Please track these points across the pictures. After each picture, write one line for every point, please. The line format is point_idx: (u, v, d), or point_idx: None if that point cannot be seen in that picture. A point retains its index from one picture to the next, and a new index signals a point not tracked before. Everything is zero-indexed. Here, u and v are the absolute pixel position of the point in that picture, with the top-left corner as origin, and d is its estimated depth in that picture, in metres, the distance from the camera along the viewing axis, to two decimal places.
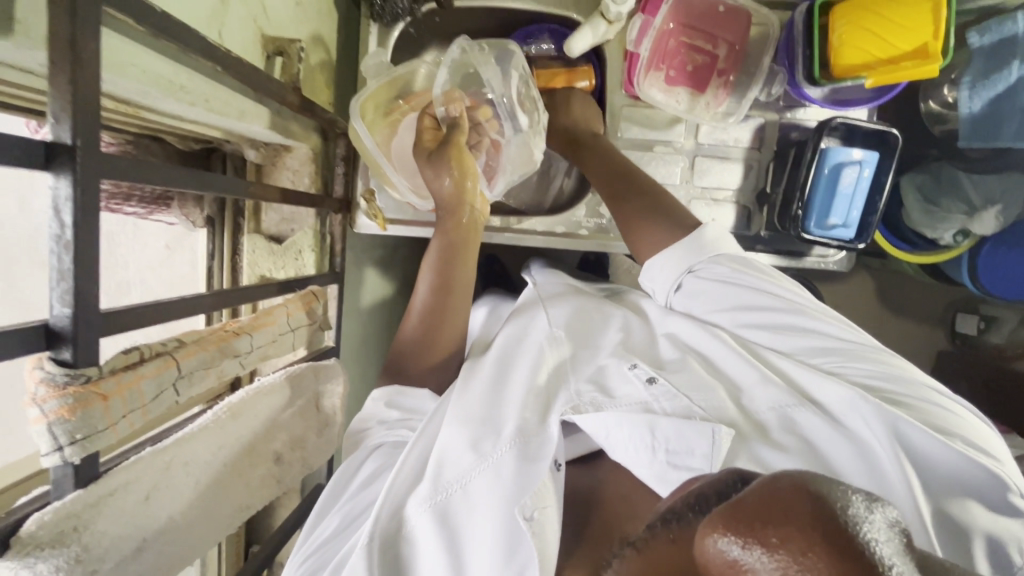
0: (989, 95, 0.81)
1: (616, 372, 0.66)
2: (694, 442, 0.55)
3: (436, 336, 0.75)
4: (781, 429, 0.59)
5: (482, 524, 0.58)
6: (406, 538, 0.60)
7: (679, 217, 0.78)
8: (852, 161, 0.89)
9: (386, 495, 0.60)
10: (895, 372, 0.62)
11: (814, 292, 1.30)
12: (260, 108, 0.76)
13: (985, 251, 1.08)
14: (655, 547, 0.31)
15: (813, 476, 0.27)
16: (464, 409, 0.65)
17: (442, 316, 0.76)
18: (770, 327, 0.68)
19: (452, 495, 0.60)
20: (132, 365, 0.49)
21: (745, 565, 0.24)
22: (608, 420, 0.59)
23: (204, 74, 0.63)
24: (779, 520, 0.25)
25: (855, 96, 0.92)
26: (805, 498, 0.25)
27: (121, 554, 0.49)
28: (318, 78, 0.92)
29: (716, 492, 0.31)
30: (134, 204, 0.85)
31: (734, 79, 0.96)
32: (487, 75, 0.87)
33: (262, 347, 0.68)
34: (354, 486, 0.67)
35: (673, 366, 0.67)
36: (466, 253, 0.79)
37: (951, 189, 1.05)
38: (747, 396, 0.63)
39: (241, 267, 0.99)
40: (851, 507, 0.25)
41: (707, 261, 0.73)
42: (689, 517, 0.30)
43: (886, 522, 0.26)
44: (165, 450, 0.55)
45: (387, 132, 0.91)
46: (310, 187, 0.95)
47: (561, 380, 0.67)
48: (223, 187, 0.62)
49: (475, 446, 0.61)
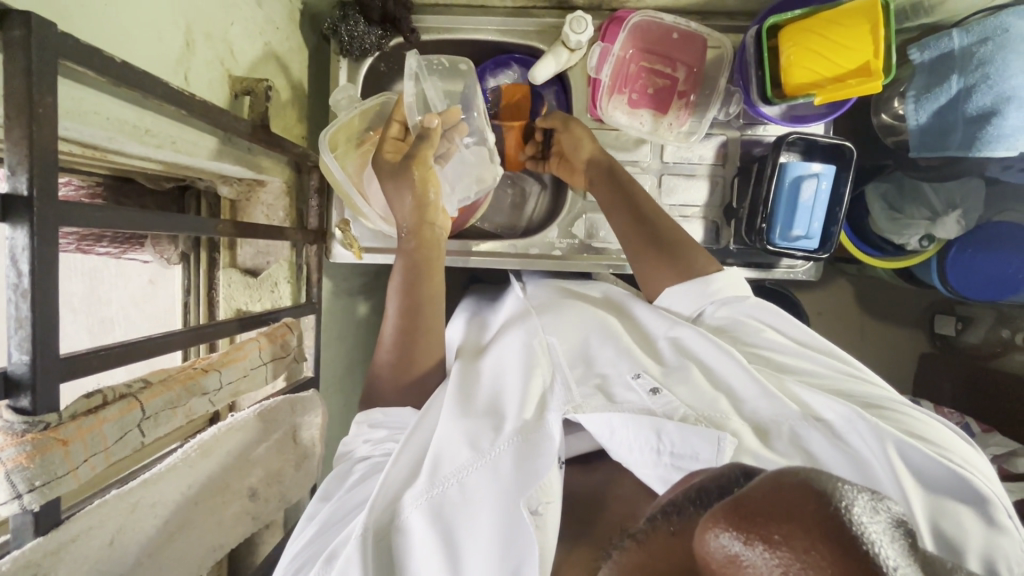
0: (932, 108, 0.85)
1: (618, 378, 0.64)
2: (698, 447, 0.54)
3: (412, 358, 0.75)
4: (785, 438, 0.59)
5: (480, 522, 0.55)
6: (400, 530, 0.57)
7: (691, 266, 0.83)
8: (811, 174, 0.91)
9: (380, 488, 0.59)
10: (891, 396, 0.65)
11: (790, 301, 1.33)
12: (230, 146, 0.77)
13: (953, 254, 1.10)
14: (655, 538, 0.32)
15: (815, 473, 0.28)
16: (461, 408, 0.63)
17: (417, 337, 0.76)
18: (775, 358, 0.73)
19: (449, 490, 0.57)
20: (94, 410, 0.50)
21: (745, 560, 0.26)
22: (614, 420, 0.58)
23: (171, 117, 0.65)
24: (780, 517, 0.26)
25: (811, 112, 0.95)
26: (808, 496, 0.27)
27: None
28: (290, 115, 0.94)
29: (718, 487, 0.32)
30: (106, 244, 0.86)
31: (694, 100, 0.99)
32: (436, 101, 0.90)
33: (233, 382, 0.68)
34: (351, 479, 0.69)
35: (671, 371, 0.67)
36: (430, 269, 0.80)
37: (913, 196, 1.10)
38: (748, 403, 0.62)
39: (218, 302, 0.99)
40: (853, 504, 0.26)
41: (718, 302, 0.80)
42: (690, 510, 0.32)
43: (888, 520, 0.27)
44: (131, 492, 0.56)
45: (359, 161, 0.94)
46: (285, 220, 0.96)
47: (558, 376, 0.66)
48: (182, 224, 0.63)
49: (472, 443, 0.59)
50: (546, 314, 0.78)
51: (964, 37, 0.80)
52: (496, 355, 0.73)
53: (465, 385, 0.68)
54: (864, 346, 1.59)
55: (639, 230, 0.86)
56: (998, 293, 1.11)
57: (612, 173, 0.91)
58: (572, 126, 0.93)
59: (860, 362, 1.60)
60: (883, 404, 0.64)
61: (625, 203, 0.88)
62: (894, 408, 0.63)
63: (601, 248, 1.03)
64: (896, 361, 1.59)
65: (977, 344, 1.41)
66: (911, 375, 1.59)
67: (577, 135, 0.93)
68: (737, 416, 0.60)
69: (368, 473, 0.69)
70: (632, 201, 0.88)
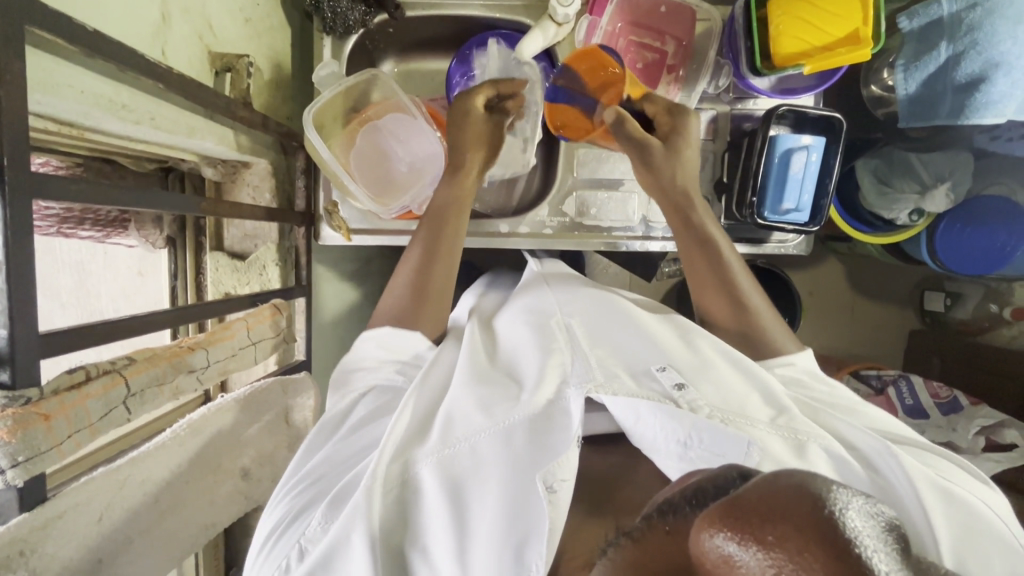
0: (922, 76, 0.84)
1: (641, 369, 0.62)
2: (726, 446, 0.54)
3: (421, 308, 0.76)
4: (813, 452, 0.56)
5: (489, 488, 0.54)
6: (409, 486, 0.56)
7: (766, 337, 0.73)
8: (801, 146, 0.92)
9: (386, 441, 0.57)
10: (920, 437, 0.63)
11: (780, 278, 1.33)
12: (212, 125, 0.76)
13: (942, 229, 1.11)
14: (650, 536, 0.32)
15: (807, 475, 0.28)
16: (478, 380, 0.64)
17: (427, 286, 0.77)
18: (803, 384, 0.69)
19: (459, 452, 0.56)
20: (77, 385, 0.49)
21: (739, 561, 0.26)
22: (640, 407, 0.57)
23: (149, 93, 0.63)
24: (776, 517, 0.26)
25: (800, 85, 0.95)
26: (803, 495, 0.27)
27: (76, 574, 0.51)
28: (273, 94, 0.92)
29: (715, 487, 0.32)
30: (89, 227, 0.85)
31: (683, 74, 0.98)
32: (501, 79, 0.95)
33: (221, 361, 0.67)
34: (354, 420, 0.66)
35: (701, 368, 0.64)
36: (454, 222, 0.82)
37: (903, 170, 1.09)
38: (782, 414, 0.60)
39: (206, 286, 0.99)
40: (846, 507, 0.26)
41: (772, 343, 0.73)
42: (686, 510, 0.31)
43: (879, 523, 0.27)
44: (118, 469, 0.56)
45: (345, 141, 0.94)
46: (271, 202, 0.95)
47: (577, 356, 0.63)
48: (159, 203, 0.63)
49: (487, 407, 0.59)
50: (562, 292, 0.77)
51: (953, 4, 0.79)
52: (512, 328, 0.74)
53: (485, 358, 0.70)
54: (855, 323, 1.60)
55: (710, 284, 0.78)
56: (985, 267, 1.12)
57: (691, 212, 0.81)
58: (646, 158, 0.82)
59: (852, 339, 1.61)
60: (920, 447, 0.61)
61: (706, 259, 0.79)
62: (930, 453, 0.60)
63: (592, 226, 1.02)
64: (886, 338, 1.61)
65: (966, 319, 1.41)
66: (900, 351, 1.60)
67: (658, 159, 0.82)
68: (765, 424, 0.57)
69: (373, 416, 0.66)
70: (716, 257, 0.79)
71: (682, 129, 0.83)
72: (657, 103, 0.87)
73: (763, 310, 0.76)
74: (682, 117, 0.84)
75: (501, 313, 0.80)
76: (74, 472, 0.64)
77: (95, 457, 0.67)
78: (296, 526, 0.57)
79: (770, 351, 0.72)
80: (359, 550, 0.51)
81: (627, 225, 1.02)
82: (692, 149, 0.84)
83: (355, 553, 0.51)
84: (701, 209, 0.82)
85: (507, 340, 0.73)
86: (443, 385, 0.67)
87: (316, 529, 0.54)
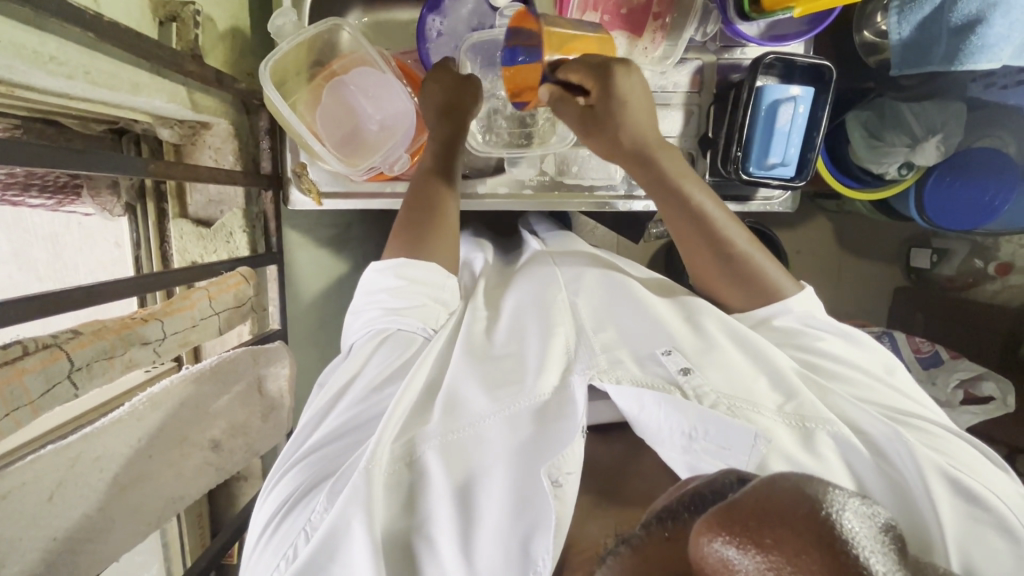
0: (916, 19, 0.80)
1: (647, 353, 0.63)
2: (734, 440, 0.53)
3: (427, 251, 0.76)
4: (823, 443, 0.56)
5: (492, 477, 0.55)
6: (412, 472, 0.56)
7: (761, 284, 0.75)
8: (789, 97, 0.87)
9: (387, 422, 0.58)
10: (934, 417, 0.63)
11: (767, 236, 1.30)
12: (159, 80, 0.70)
13: (931, 183, 1.08)
14: (649, 543, 0.34)
15: (805, 478, 0.31)
16: (482, 362, 0.66)
17: (430, 235, 0.78)
18: (814, 358, 0.69)
19: (464, 435, 0.58)
20: (12, 360, 0.47)
21: (738, 566, 0.28)
22: (644, 395, 0.57)
23: (78, 42, 0.58)
24: (774, 522, 0.28)
25: (790, 31, 0.92)
26: (800, 499, 0.29)
27: (29, 553, 0.52)
28: (229, 46, 0.86)
29: (711, 492, 0.35)
30: (36, 193, 0.80)
31: (670, 21, 0.90)
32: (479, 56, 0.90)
33: (180, 332, 0.65)
34: (364, 380, 0.65)
35: (705, 350, 0.65)
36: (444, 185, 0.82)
37: (894, 122, 1.05)
38: (790, 401, 0.60)
39: (171, 255, 0.95)
40: (842, 511, 0.29)
41: (789, 307, 0.74)
42: (685, 517, 0.34)
43: (876, 524, 0.29)
44: (68, 446, 0.57)
45: (309, 99, 0.88)
46: (235, 165, 0.90)
47: (582, 342, 0.65)
48: (94, 161, 0.59)
49: (491, 391, 0.61)
50: (567, 272, 0.78)
51: None
52: (514, 310, 0.74)
53: (483, 332, 0.72)
54: (842, 282, 1.59)
55: (698, 246, 0.78)
56: (975, 222, 1.10)
57: (657, 169, 0.78)
58: (592, 131, 0.79)
59: (839, 297, 1.60)
60: (926, 427, 0.61)
61: (674, 207, 0.78)
62: (937, 433, 0.60)
63: (573, 185, 0.98)
64: (872, 295, 1.60)
65: (950, 276, 1.43)
66: (886, 308, 1.60)
67: (597, 129, 0.78)
68: (771, 413, 0.58)
69: (388, 379, 0.65)
70: (682, 202, 0.77)
71: (614, 91, 0.76)
72: (582, 69, 0.76)
73: (752, 250, 0.77)
74: (609, 74, 0.75)
75: (507, 292, 0.80)
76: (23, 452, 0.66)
77: (51, 431, 0.69)
78: (301, 509, 0.56)
79: (766, 295, 0.75)
80: (360, 538, 0.51)
81: (610, 183, 0.99)
82: (633, 101, 0.77)
83: (357, 541, 0.51)
84: (664, 161, 0.78)
85: (507, 321, 0.73)
86: (442, 364, 0.68)
87: (318, 515, 0.54)
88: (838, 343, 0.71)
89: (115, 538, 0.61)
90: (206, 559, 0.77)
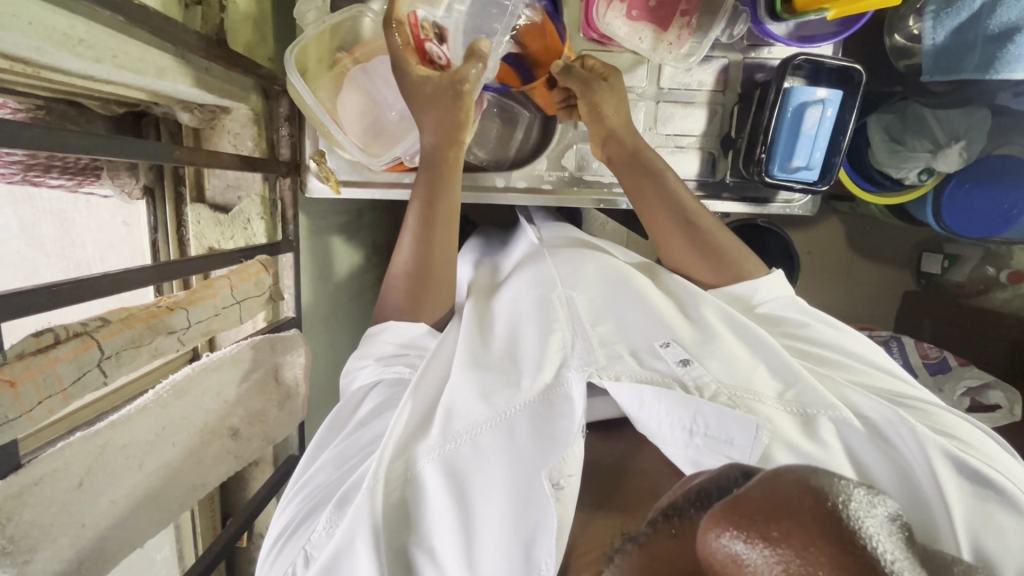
0: (953, 24, 0.79)
1: (645, 347, 0.63)
2: (733, 432, 0.54)
3: (420, 311, 0.75)
4: (827, 429, 0.57)
5: (491, 489, 0.55)
6: (413, 484, 0.57)
7: (728, 265, 0.80)
8: (816, 100, 0.86)
9: (387, 438, 0.57)
10: (926, 396, 0.64)
11: (780, 238, 1.29)
12: (184, 65, 0.70)
13: (950, 190, 1.07)
14: (656, 541, 0.33)
15: (811, 469, 0.29)
16: (478, 364, 0.65)
17: (428, 282, 0.76)
18: (813, 348, 0.70)
19: (461, 446, 0.57)
20: (44, 349, 0.48)
21: (747, 561, 0.26)
22: (643, 392, 0.57)
23: (105, 24, 0.57)
24: (781, 515, 0.26)
25: (820, 32, 0.90)
26: (806, 490, 0.27)
27: (57, 540, 0.53)
28: (252, 29, 0.84)
29: (717, 488, 0.33)
30: (57, 175, 0.80)
31: (697, 20, 0.88)
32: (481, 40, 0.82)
33: (203, 321, 0.65)
34: (358, 416, 0.67)
35: (704, 341, 0.65)
36: (448, 225, 0.78)
37: (917, 126, 1.03)
38: (791, 387, 0.60)
39: (189, 240, 0.95)
40: (850, 500, 0.27)
41: (776, 297, 0.77)
42: (691, 512, 0.32)
43: (884, 514, 0.28)
44: (97, 434, 0.57)
45: (331, 86, 0.86)
46: (253, 151, 0.89)
47: (579, 335, 0.65)
48: (113, 147, 0.59)
49: (487, 397, 0.60)
50: (566, 266, 0.77)
51: None
52: (512, 308, 0.74)
53: (481, 334, 0.71)
54: (854, 285, 1.58)
55: (675, 231, 0.82)
56: (993, 230, 1.09)
57: (636, 155, 0.84)
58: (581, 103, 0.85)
59: (850, 300, 1.59)
60: (921, 405, 0.62)
61: (654, 191, 0.83)
62: (930, 409, 0.61)
63: (592, 181, 0.97)
64: (883, 300, 1.59)
65: (960, 283, 1.39)
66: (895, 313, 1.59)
67: (599, 103, 0.84)
68: (773, 401, 0.58)
69: (378, 412, 0.66)
70: (663, 187, 0.82)
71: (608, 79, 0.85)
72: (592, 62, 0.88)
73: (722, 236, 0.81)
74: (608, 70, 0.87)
75: (503, 287, 0.81)
76: (48, 436, 0.67)
77: (73, 419, 0.70)
78: (301, 532, 0.58)
79: (736, 274, 0.79)
80: (364, 557, 0.52)
81: None
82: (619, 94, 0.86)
83: (360, 559, 0.52)
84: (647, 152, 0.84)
85: (502, 326, 0.73)
86: (444, 374, 0.67)
87: (320, 535, 0.55)
88: (833, 331, 0.73)
89: (135, 524, 0.62)
90: (221, 543, 0.78)
